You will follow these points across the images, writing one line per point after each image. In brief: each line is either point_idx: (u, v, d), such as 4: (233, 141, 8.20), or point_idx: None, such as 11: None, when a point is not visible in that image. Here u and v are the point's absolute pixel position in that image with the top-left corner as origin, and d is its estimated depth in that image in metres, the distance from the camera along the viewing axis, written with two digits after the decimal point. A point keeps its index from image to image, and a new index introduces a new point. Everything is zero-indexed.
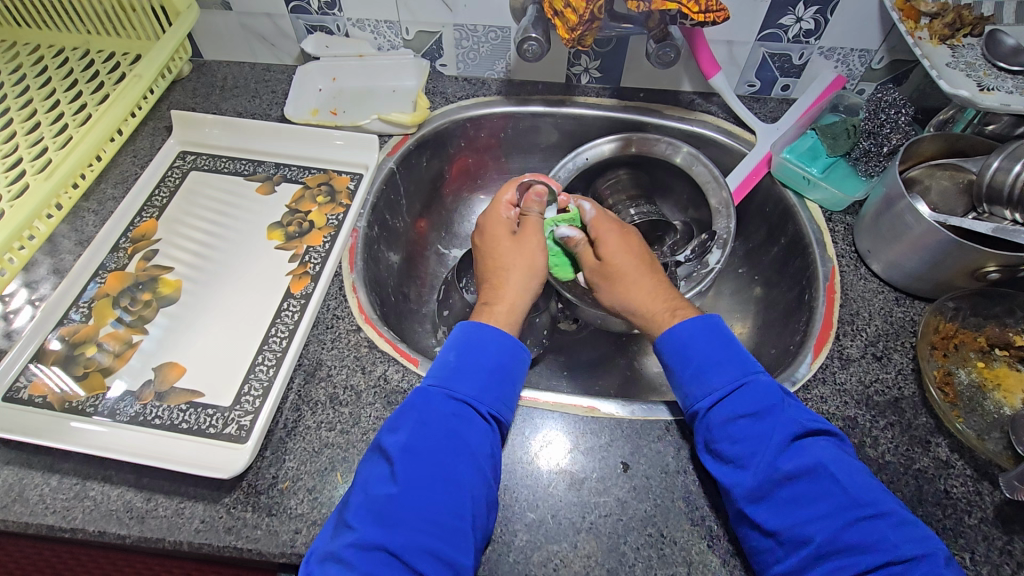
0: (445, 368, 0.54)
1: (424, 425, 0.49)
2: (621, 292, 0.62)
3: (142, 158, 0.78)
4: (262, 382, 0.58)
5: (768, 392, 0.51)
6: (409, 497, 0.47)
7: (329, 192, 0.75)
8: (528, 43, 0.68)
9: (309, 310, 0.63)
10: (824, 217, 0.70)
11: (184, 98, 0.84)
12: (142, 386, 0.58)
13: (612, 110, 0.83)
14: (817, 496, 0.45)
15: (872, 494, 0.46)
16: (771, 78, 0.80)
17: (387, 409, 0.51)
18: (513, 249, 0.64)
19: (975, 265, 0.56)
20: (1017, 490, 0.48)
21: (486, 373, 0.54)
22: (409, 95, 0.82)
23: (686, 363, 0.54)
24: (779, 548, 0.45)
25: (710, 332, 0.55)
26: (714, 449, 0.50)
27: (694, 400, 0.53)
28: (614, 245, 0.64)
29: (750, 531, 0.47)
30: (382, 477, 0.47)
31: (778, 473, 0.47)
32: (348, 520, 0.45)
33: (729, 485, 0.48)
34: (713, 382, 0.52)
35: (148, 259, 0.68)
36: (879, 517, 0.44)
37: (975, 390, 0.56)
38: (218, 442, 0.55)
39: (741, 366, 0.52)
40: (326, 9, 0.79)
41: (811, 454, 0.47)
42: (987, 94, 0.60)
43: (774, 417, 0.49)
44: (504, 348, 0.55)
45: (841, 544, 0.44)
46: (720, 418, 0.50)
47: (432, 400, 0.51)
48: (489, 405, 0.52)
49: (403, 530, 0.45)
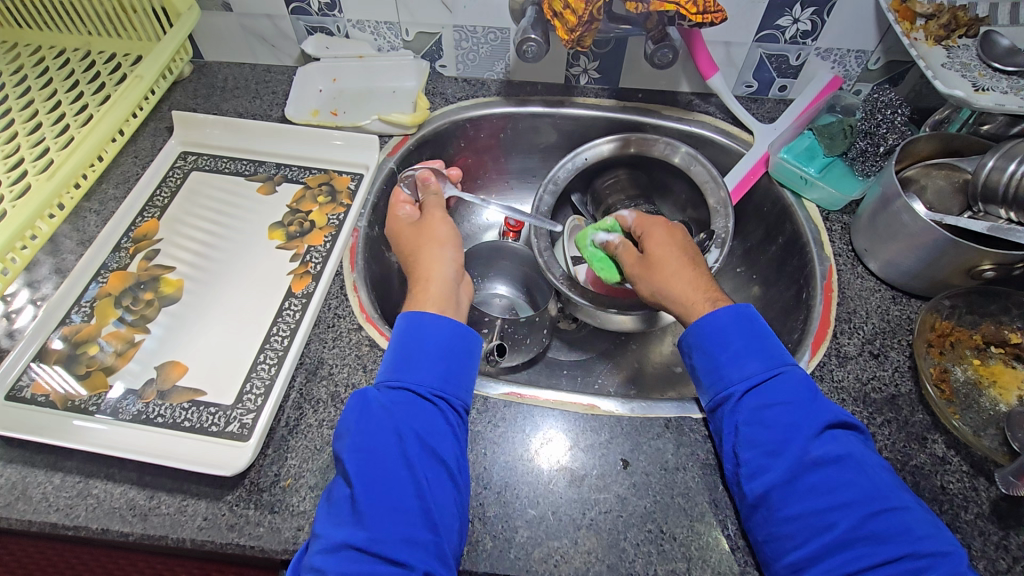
0: (389, 361, 0.54)
1: (369, 421, 0.50)
2: (658, 278, 0.62)
3: (144, 159, 0.78)
4: (264, 380, 0.59)
5: (802, 384, 0.52)
6: (401, 484, 0.47)
7: (329, 192, 0.75)
8: (528, 43, 0.68)
9: (310, 309, 0.63)
10: (821, 216, 0.71)
11: (185, 99, 0.84)
12: (145, 385, 0.59)
13: (611, 110, 0.83)
14: (844, 484, 0.46)
15: (895, 488, 0.46)
16: (768, 79, 0.81)
17: (370, 397, 0.51)
18: (415, 237, 0.68)
19: (971, 263, 0.57)
20: (1014, 485, 0.48)
21: (446, 356, 0.54)
22: (410, 96, 0.82)
23: (722, 349, 0.54)
24: (802, 533, 0.45)
25: (746, 322, 0.55)
26: (746, 433, 0.50)
27: (726, 385, 0.53)
28: (660, 239, 0.65)
29: (771, 515, 0.47)
30: (343, 479, 0.48)
31: (808, 460, 0.47)
32: (316, 529, 0.46)
33: (753, 471, 0.48)
34: (748, 369, 0.52)
35: (149, 259, 0.69)
36: (904, 510, 0.45)
37: (972, 388, 0.57)
38: (220, 441, 0.55)
39: (777, 357, 0.53)
40: (326, 10, 0.79)
41: (842, 444, 0.48)
42: (982, 94, 0.61)
43: (808, 407, 0.50)
44: (451, 331, 0.55)
45: (862, 533, 0.44)
46: (755, 404, 0.51)
47: (370, 397, 0.51)
48: (430, 386, 0.52)
49: (377, 522, 0.45)
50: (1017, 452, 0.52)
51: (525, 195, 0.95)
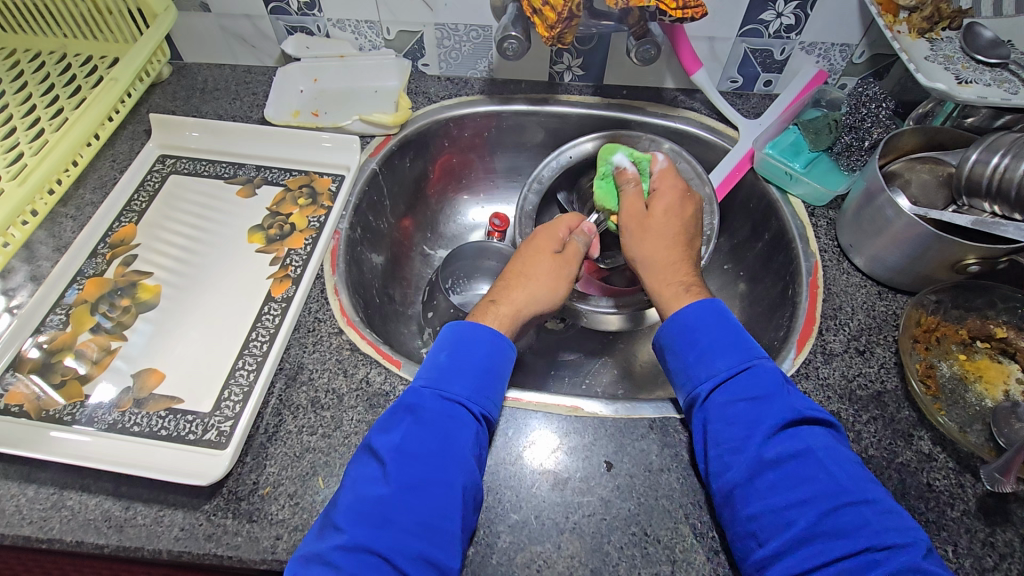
0: (435, 369, 0.53)
1: (417, 428, 0.49)
2: (644, 237, 0.64)
3: (121, 163, 0.77)
4: (243, 386, 0.58)
5: (770, 378, 0.51)
6: (434, 498, 0.45)
7: (310, 194, 0.74)
8: (508, 41, 0.67)
9: (289, 313, 0.62)
10: (807, 211, 0.71)
11: (164, 101, 0.83)
12: (121, 393, 0.58)
13: (595, 108, 0.83)
14: (806, 479, 0.45)
15: (859, 482, 0.45)
16: (753, 74, 0.80)
17: (417, 403, 0.50)
18: (541, 266, 0.63)
19: (955, 257, 0.56)
20: (999, 481, 0.48)
21: (492, 375, 0.53)
22: (392, 96, 0.82)
23: (692, 346, 0.54)
24: (764, 529, 0.45)
25: (715, 317, 0.55)
26: (712, 430, 0.50)
27: (695, 384, 0.53)
28: (667, 204, 0.65)
29: (736, 514, 0.46)
30: (372, 478, 0.47)
31: (770, 456, 0.46)
32: (336, 522, 0.44)
33: (720, 468, 0.48)
34: (716, 365, 0.52)
35: (127, 264, 0.68)
36: (865, 506, 0.44)
37: (957, 383, 0.57)
38: (197, 449, 0.54)
39: (746, 352, 0.52)
40: (306, 10, 0.78)
41: (804, 439, 0.47)
42: (966, 87, 0.60)
43: (772, 402, 0.49)
44: (503, 350, 0.55)
45: (823, 528, 0.43)
46: (721, 400, 0.50)
47: (422, 402, 0.50)
48: (481, 405, 0.52)
49: (397, 530, 0.44)
50: (1003, 448, 0.52)
51: (511, 194, 0.94)
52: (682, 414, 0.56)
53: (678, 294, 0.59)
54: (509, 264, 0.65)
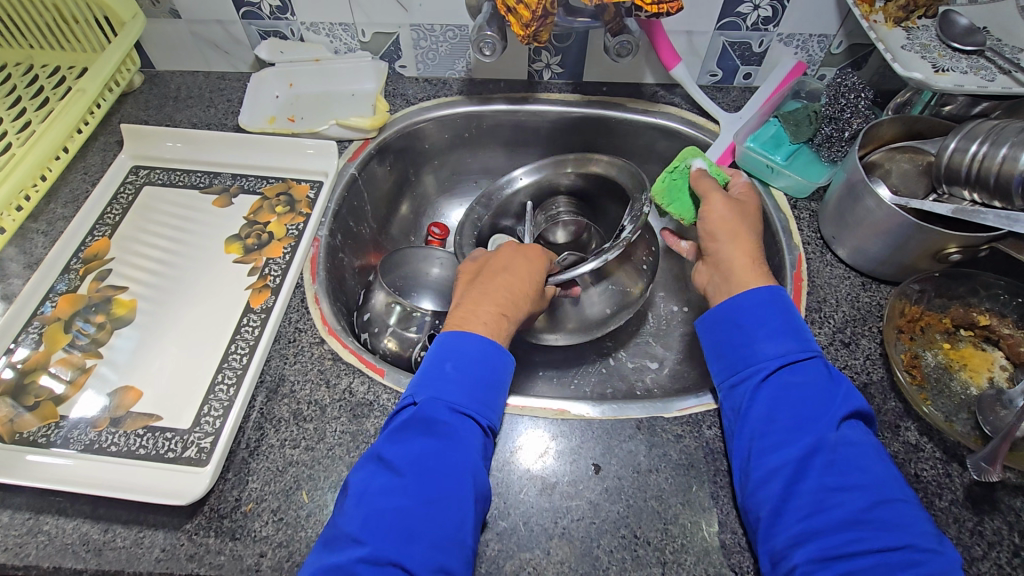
0: (443, 379, 0.51)
1: (439, 442, 0.48)
2: (739, 223, 0.60)
3: (93, 176, 0.75)
4: (222, 402, 0.56)
5: (831, 373, 0.50)
6: (451, 510, 0.45)
7: (288, 202, 0.73)
8: (484, 41, 0.66)
9: (269, 325, 0.61)
10: (790, 204, 0.70)
11: (136, 111, 0.81)
12: (97, 412, 0.56)
13: (576, 105, 0.82)
14: (861, 469, 0.45)
15: (899, 482, 0.45)
16: (732, 67, 0.80)
17: (432, 416, 0.49)
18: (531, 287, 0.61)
19: (936, 246, 0.56)
20: (986, 470, 0.48)
21: (496, 386, 0.53)
22: (369, 99, 0.80)
23: (760, 324, 0.53)
24: (803, 508, 0.44)
25: (785, 304, 0.54)
26: (772, 407, 0.49)
27: (756, 360, 0.52)
28: (749, 205, 0.62)
29: (776, 491, 0.45)
30: (388, 490, 0.45)
31: (829, 440, 0.46)
32: (355, 534, 0.43)
33: (768, 447, 0.47)
34: (786, 346, 0.51)
35: (101, 279, 0.66)
36: (905, 504, 0.43)
37: (942, 372, 0.57)
38: (177, 467, 0.53)
39: (809, 342, 0.52)
40: (278, 14, 0.77)
41: (861, 434, 0.47)
42: (942, 75, 0.60)
43: (835, 393, 0.49)
44: (503, 359, 0.54)
45: (867, 517, 0.42)
46: (782, 381, 0.50)
47: (437, 417, 0.49)
48: (490, 419, 0.51)
49: (420, 543, 0.43)
50: (989, 436, 0.52)
51: None
52: (669, 413, 0.56)
53: (752, 273, 0.57)
54: (502, 266, 0.62)
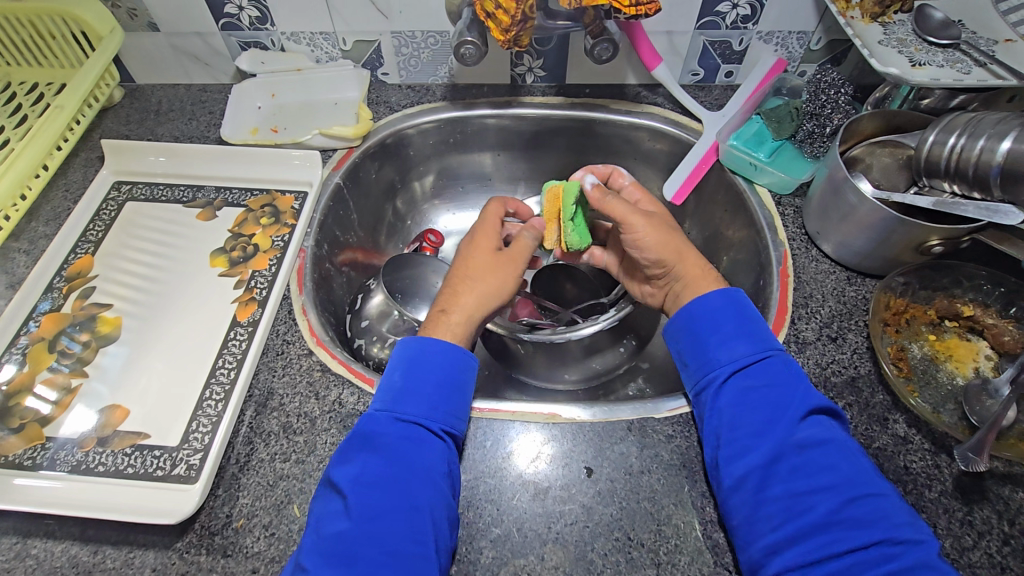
0: (390, 390, 0.51)
1: (379, 454, 0.48)
2: (667, 236, 0.60)
3: (75, 193, 0.74)
4: (211, 417, 0.56)
5: (790, 370, 0.51)
6: (399, 521, 0.45)
7: (273, 213, 0.73)
8: (465, 46, 0.66)
9: (256, 338, 0.61)
10: (773, 201, 0.70)
11: (118, 125, 0.81)
12: (85, 432, 0.56)
13: (560, 108, 0.82)
14: (828, 467, 0.45)
15: (872, 475, 0.45)
16: (713, 65, 0.80)
17: (374, 431, 0.49)
18: (488, 268, 0.61)
19: (918, 239, 0.56)
20: (973, 461, 0.48)
21: (458, 386, 0.53)
22: (352, 107, 0.80)
23: (712, 331, 0.53)
24: (776, 514, 0.44)
25: (738, 305, 0.54)
26: (730, 414, 0.49)
27: (712, 368, 0.52)
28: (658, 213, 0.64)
29: (749, 498, 0.46)
30: (335, 513, 0.45)
31: (793, 441, 0.46)
32: (303, 562, 0.43)
33: (733, 453, 0.48)
34: (737, 350, 0.52)
35: (85, 297, 0.65)
36: (881, 497, 0.44)
37: (929, 363, 0.57)
38: (166, 485, 0.52)
39: (765, 341, 0.52)
40: (258, 24, 0.77)
41: (826, 429, 0.47)
42: (920, 69, 0.60)
43: (795, 391, 0.49)
44: (462, 359, 0.54)
45: (840, 517, 0.42)
46: (740, 386, 0.50)
47: (379, 429, 0.49)
48: (441, 421, 0.50)
49: (363, 564, 0.42)
50: (976, 426, 0.52)
51: (482, 198, 0.93)
52: (659, 413, 0.56)
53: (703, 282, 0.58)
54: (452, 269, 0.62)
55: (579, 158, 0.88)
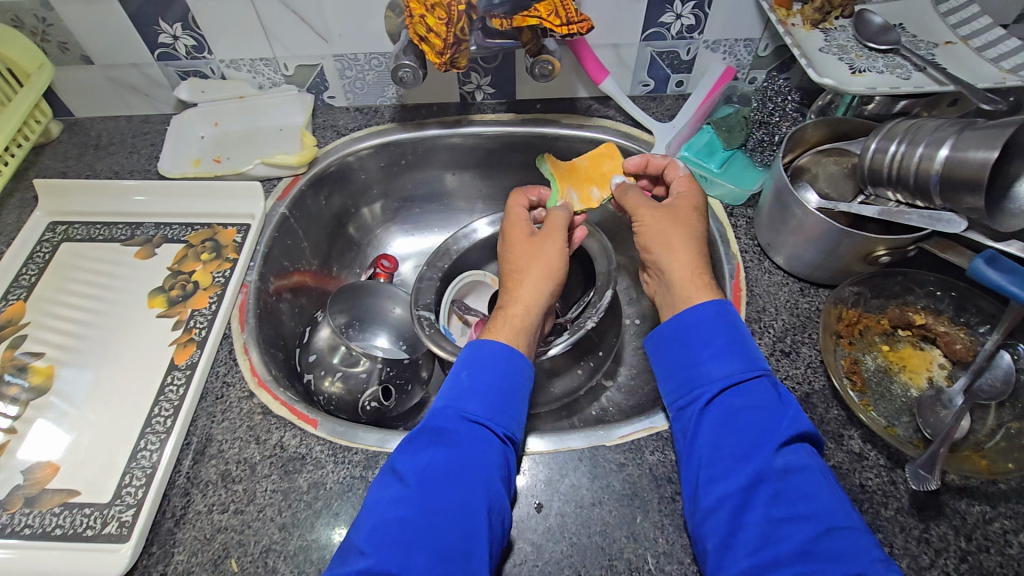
0: (456, 387, 0.51)
1: (443, 450, 0.47)
2: (666, 227, 0.59)
3: (8, 236, 0.72)
4: (145, 469, 0.53)
5: (780, 393, 0.50)
6: (455, 522, 0.43)
7: (214, 248, 0.71)
8: (402, 69, 0.65)
9: (193, 382, 0.58)
10: (726, 212, 0.69)
11: (54, 162, 0.78)
12: (10, 492, 0.53)
13: (511, 125, 0.80)
14: (807, 496, 0.43)
15: (846, 508, 0.44)
16: (663, 76, 0.79)
17: (445, 426, 0.48)
18: (529, 254, 0.62)
19: (866, 249, 0.55)
20: (925, 479, 0.47)
21: (514, 394, 0.51)
22: (297, 133, 0.78)
23: (703, 344, 0.52)
24: (750, 541, 0.42)
25: (732, 321, 0.53)
26: (716, 433, 0.48)
27: (705, 382, 0.51)
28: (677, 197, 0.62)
29: (723, 524, 0.44)
30: (396, 499, 0.44)
31: (774, 468, 0.45)
32: (360, 544, 0.42)
33: (714, 475, 0.46)
34: (729, 367, 0.50)
35: (15, 347, 0.63)
36: (853, 531, 0.42)
37: (883, 375, 0.56)
38: (96, 545, 0.50)
39: (756, 361, 0.51)
40: (195, 53, 0.75)
41: (808, 457, 0.46)
42: (859, 76, 0.60)
43: (781, 415, 0.48)
44: (520, 367, 0.53)
45: (814, 548, 0.41)
46: (728, 404, 0.49)
47: (447, 426, 0.48)
48: (505, 426, 0.49)
49: (424, 556, 0.41)
50: (930, 439, 0.51)
51: (438, 219, 0.92)
52: (610, 441, 0.54)
53: (694, 285, 0.56)
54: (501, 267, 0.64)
55: (534, 174, 0.87)
